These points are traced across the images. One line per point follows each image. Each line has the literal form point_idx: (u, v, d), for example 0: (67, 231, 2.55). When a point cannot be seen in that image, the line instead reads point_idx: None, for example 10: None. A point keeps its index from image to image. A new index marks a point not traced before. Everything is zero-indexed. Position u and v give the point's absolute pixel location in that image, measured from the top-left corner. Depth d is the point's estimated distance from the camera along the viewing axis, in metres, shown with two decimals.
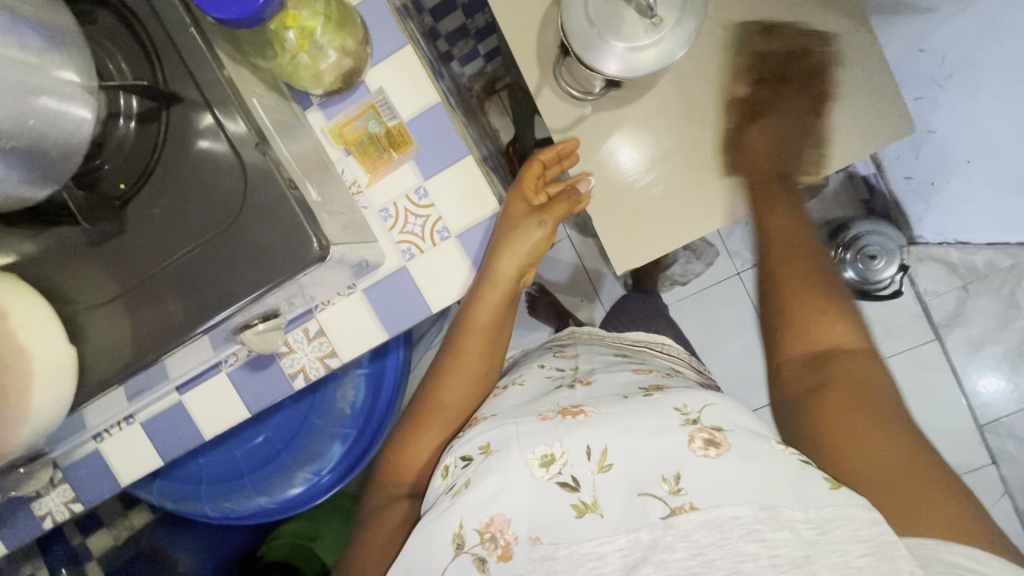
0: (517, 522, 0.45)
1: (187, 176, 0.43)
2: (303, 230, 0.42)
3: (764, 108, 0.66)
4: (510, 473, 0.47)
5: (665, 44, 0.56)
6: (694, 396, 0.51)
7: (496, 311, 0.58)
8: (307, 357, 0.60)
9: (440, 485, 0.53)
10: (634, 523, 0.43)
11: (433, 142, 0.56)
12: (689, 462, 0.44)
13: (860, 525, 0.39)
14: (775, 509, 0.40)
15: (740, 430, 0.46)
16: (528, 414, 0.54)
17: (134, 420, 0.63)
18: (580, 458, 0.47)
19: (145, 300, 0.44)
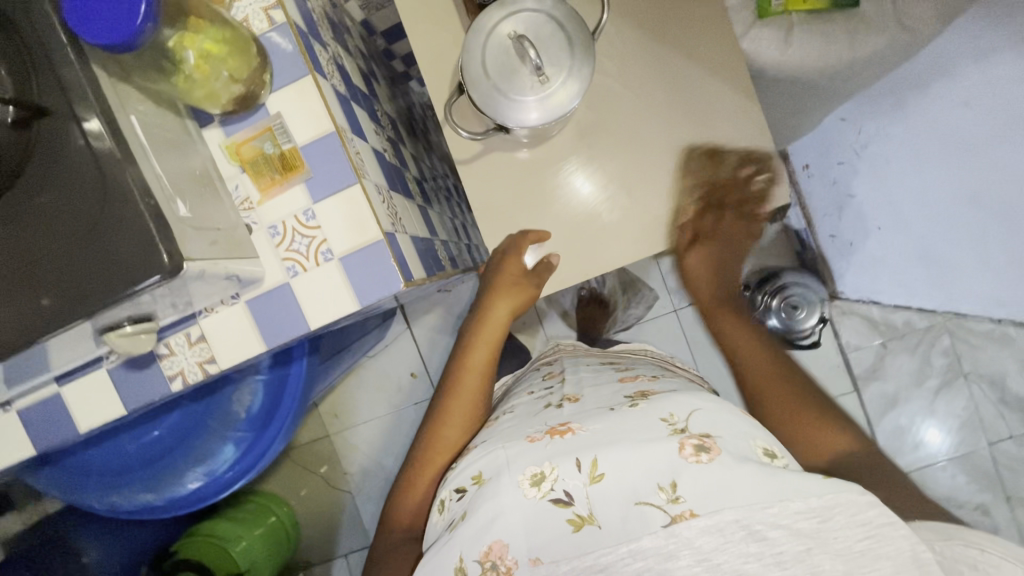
0: (515, 547, 0.52)
1: (50, 183, 0.45)
2: (155, 245, 0.44)
3: (676, 166, 0.72)
4: (503, 498, 0.55)
5: (550, 100, 0.61)
6: (679, 406, 0.60)
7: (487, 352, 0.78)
8: (186, 361, 0.62)
9: (440, 519, 0.62)
10: (636, 531, 0.49)
11: (324, 168, 0.59)
12: (682, 468, 0.52)
13: (859, 510, 0.48)
14: (781, 505, 0.48)
15: (724, 434, 0.56)
16: (517, 437, 0.62)
17: (11, 408, 0.63)
18: (570, 472, 0.54)
19: (2, 297, 0.46)
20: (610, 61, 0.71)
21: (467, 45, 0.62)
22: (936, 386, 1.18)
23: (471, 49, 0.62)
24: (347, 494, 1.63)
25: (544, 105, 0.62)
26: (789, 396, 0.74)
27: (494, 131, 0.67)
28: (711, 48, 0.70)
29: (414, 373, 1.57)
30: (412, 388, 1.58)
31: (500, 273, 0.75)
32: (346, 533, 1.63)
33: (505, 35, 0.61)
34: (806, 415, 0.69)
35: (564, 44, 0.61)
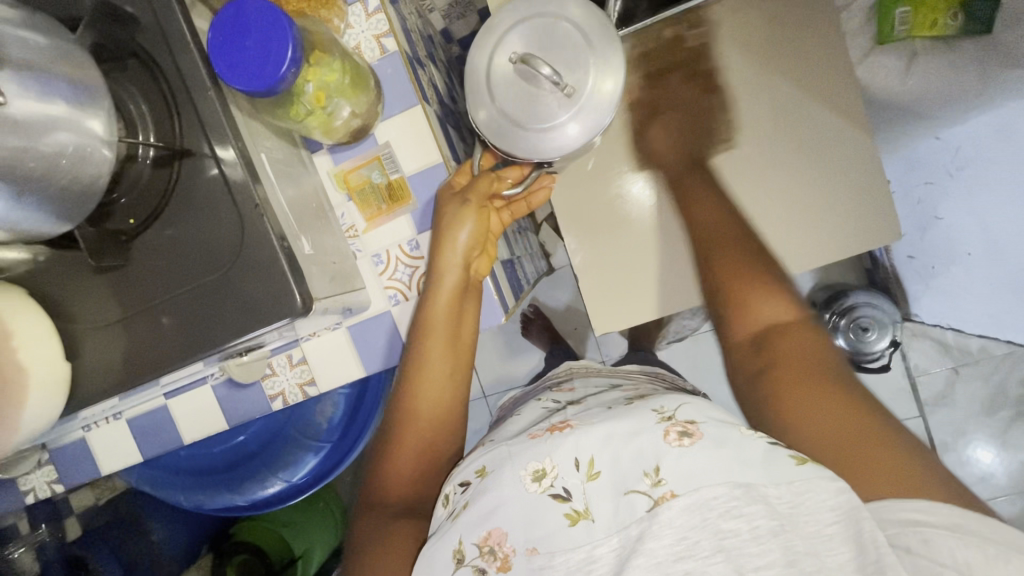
0: (513, 536, 0.48)
1: (191, 223, 0.46)
2: (288, 286, 0.45)
3: (791, 191, 0.69)
4: (504, 489, 0.50)
5: (588, 111, 0.56)
6: (670, 399, 0.54)
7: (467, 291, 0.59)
8: (287, 381, 0.63)
9: (441, 512, 0.56)
10: (624, 520, 0.45)
11: (429, 199, 0.59)
12: (666, 453, 0.47)
13: (827, 495, 0.42)
14: (750, 486, 0.43)
15: (712, 421, 0.50)
16: (520, 435, 0.57)
17: (122, 417, 0.67)
18: (569, 470, 0.50)
19: (142, 329, 0.47)
20: (714, 87, 0.69)
21: (478, 74, 0.60)
22: (1008, 417, 1.21)
23: (478, 75, 0.60)
24: None
25: (585, 116, 0.56)
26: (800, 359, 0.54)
27: (535, 169, 0.62)
28: (819, 77, 0.67)
29: None
30: None
31: None
32: None
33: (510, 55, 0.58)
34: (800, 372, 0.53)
35: (581, 43, 0.57)
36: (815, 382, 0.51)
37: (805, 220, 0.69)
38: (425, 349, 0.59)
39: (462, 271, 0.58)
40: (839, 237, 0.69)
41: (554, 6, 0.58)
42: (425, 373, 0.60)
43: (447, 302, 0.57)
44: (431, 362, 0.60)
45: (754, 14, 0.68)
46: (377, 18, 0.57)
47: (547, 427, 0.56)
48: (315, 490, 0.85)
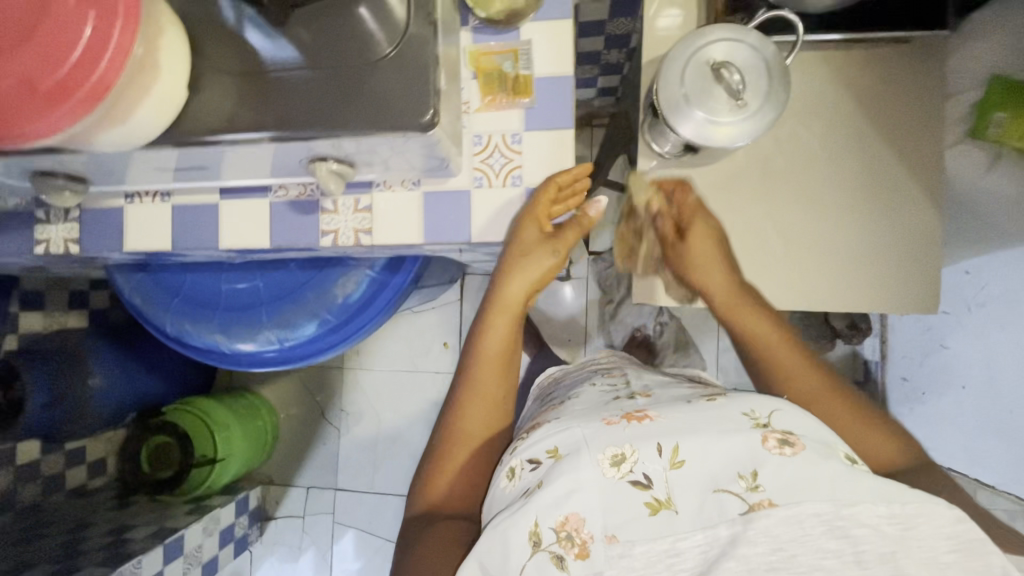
0: (592, 522, 0.49)
1: (355, 12, 0.48)
2: (425, 97, 0.47)
3: (851, 236, 0.73)
4: (581, 474, 0.51)
5: (743, 126, 0.63)
6: (761, 402, 0.55)
7: (508, 331, 0.68)
8: (345, 223, 0.64)
9: (508, 485, 0.57)
10: (713, 519, 0.47)
11: (547, 103, 0.62)
12: (765, 460, 0.48)
13: (945, 522, 0.43)
14: (856, 508, 0.44)
15: (812, 437, 0.50)
16: (592, 419, 0.58)
17: (169, 199, 0.66)
18: (650, 457, 0.51)
19: (267, 88, 0.48)
20: (817, 122, 0.73)
21: (669, 57, 0.65)
22: None
23: (676, 58, 0.65)
24: (335, 429, 1.73)
25: (723, 128, 0.63)
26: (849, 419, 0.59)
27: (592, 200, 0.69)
28: (911, 142, 0.73)
29: (448, 342, 1.68)
30: (438, 358, 1.68)
31: (524, 230, 0.62)
32: (318, 469, 1.74)
33: (706, 58, 0.64)
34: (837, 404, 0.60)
35: (764, 73, 0.63)
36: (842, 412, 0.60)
37: (854, 271, 0.74)
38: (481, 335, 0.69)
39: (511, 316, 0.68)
40: (873, 295, 0.74)
41: (743, 31, 0.64)
42: (470, 402, 0.67)
43: (498, 345, 0.68)
44: (487, 365, 0.68)
45: (878, 67, 0.72)
46: None
47: (622, 416, 0.58)
48: (300, 361, 0.84)
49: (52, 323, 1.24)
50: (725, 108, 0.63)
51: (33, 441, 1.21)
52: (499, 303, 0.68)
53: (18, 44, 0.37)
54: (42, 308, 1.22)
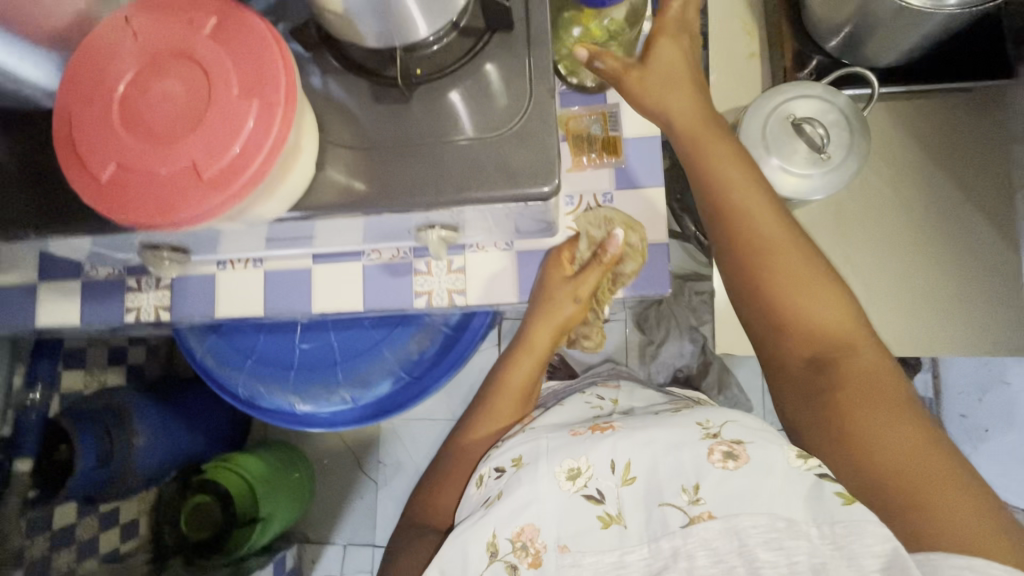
0: (546, 532, 0.53)
1: (477, 88, 0.50)
2: (549, 167, 0.48)
3: (930, 278, 0.73)
4: (539, 486, 0.55)
5: (828, 177, 0.65)
6: (717, 414, 0.58)
7: (529, 373, 0.76)
8: (439, 284, 0.64)
9: (475, 494, 0.62)
10: (655, 532, 0.51)
11: (637, 162, 0.64)
12: (707, 473, 0.51)
13: (873, 540, 0.44)
14: (792, 521, 0.47)
15: (759, 441, 0.52)
16: (559, 431, 0.62)
17: (261, 265, 0.67)
18: (603, 472, 0.55)
19: (389, 161, 0.50)
20: (886, 168, 0.75)
21: (750, 112, 0.67)
22: None
23: (756, 112, 0.67)
24: (372, 482, 1.69)
25: (806, 180, 0.65)
26: (875, 395, 0.53)
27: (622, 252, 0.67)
28: (983, 185, 0.73)
29: None
30: None
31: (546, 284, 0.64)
32: (354, 524, 1.69)
33: (788, 114, 0.65)
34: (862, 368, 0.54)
35: (845, 126, 0.65)
36: (887, 415, 0.52)
37: (938, 313, 0.73)
38: (507, 369, 0.77)
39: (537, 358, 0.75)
40: (961, 338, 0.73)
41: (822, 87, 0.66)
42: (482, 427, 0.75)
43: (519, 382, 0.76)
44: (506, 395, 0.76)
45: (945, 114, 0.74)
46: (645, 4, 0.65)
47: (588, 427, 0.62)
48: (373, 420, 0.83)
49: (92, 382, 1.23)
50: (809, 161, 0.65)
51: (69, 505, 1.13)
52: (525, 344, 0.75)
53: (189, 134, 0.39)
54: (83, 367, 1.21)
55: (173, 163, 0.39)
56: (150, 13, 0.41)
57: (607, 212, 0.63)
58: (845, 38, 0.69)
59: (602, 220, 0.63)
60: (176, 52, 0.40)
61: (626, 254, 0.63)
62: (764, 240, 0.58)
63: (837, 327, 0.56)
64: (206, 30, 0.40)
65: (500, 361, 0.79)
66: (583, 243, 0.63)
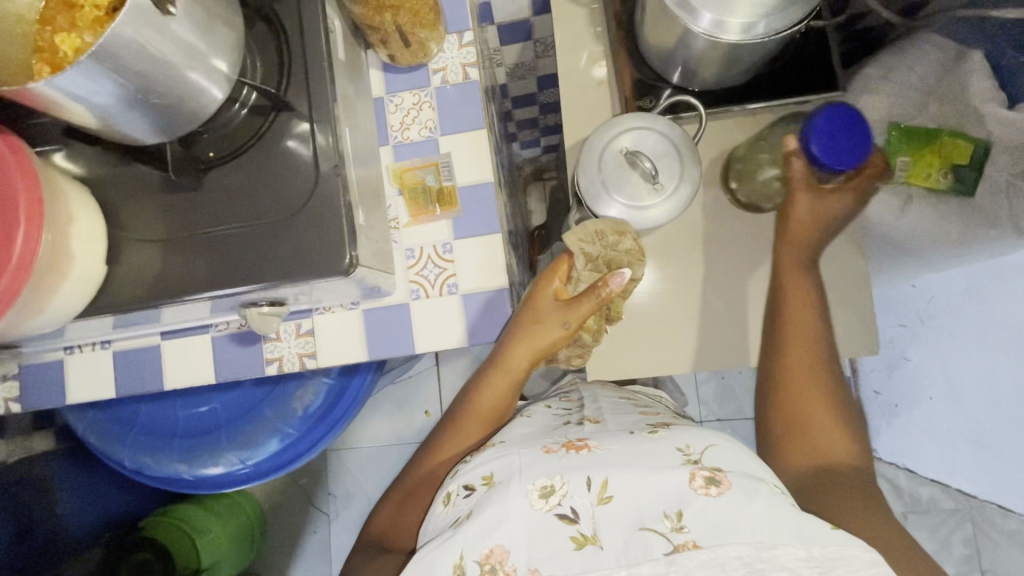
0: (516, 555, 0.49)
1: (268, 167, 0.49)
2: (341, 245, 0.48)
3: None
4: (510, 505, 0.51)
5: (665, 206, 0.65)
6: (696, 437, 0.55)
7: (502, 395, 0.70)
8: (289, 349, 0.64)
9: (443, 512, 0.58)
10: (636, 557, 0.47)
11: (473, 210, 0.64)
12: (691, 501, 0.48)
13: (861, 564, 0.44)
14: (774, 549, 0.45)
15: (740, 471, 0.50)
16: (534, 445, 0.58)
17: (110, 346, 0.66)
18: (580, 490, 0.51)
19: (182, 250, 0.49)
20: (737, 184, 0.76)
21: (586, 148, 0.68)
22: None
23: (591, 149, 0.67)
24: (324, 515, 1.68)
25: (641, 211, 0.65)
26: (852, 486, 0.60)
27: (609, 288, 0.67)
28: None
29: (428, 411, 1.65)
30: (420, 427, 1.66)
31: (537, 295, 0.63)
32: (309, 559, 1.68)
33: (620, 147, 0.66)
34: (828, 433, 0.64)
35: (674, 155, 0.66)
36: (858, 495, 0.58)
37: None
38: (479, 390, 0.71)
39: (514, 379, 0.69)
40: None
41: (648, 118, 0.67)
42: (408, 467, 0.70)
43: (491, 401, 0.70)
44: (475, 418, 0.70)
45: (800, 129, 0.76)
46: (468, 50, 0.65)
47: (563, 443, 0.58)
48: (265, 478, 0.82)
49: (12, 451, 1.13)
50: (643, 192, 0.65)
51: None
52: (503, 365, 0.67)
53: None
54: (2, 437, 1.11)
55: None
56: None
57: (595, 227, 0.67)
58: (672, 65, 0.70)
59: (592, 233, 0.68)
60: None
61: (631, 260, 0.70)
62: (800, 329, 0.69)
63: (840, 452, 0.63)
64: None
65: (474, 377, 0.72)
66: (580, 260, 0.64)
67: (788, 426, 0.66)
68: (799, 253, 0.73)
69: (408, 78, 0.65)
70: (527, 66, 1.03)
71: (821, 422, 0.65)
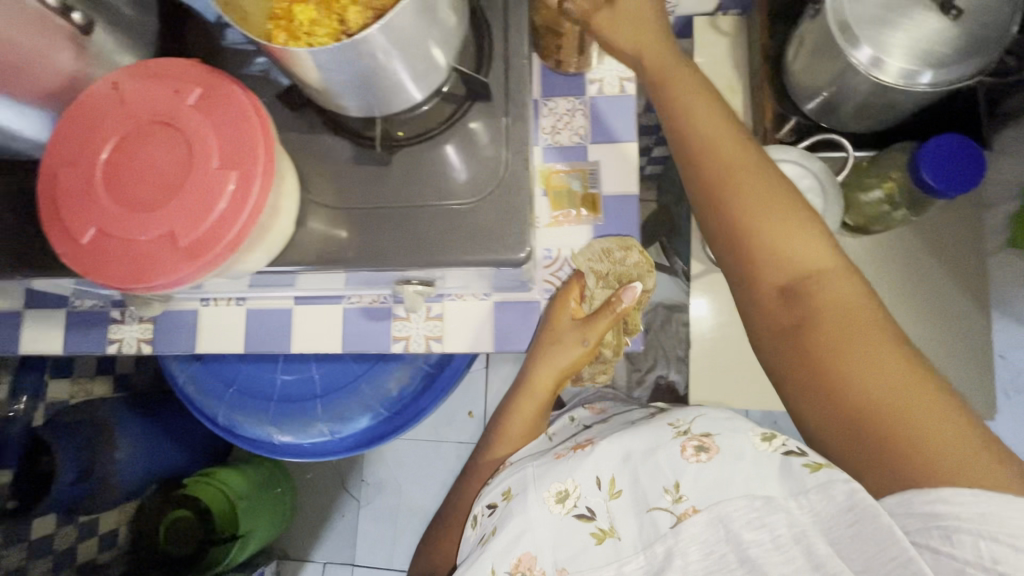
0: (542, 559, 0.51)
1: (457, 151, 0.51)
2: (521, 234, 0.49)
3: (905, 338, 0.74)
4: (529, 514, 0.53)
5: None
6: (687, 410, 0.53)
7: (532, 419, 0.70)
8: (416, 331, 0.66)
9: (473, 535, 0.60)
10: (649, 539, 0.47)
11: (615, 220, 0.65)
12: (684, 471, 0.47)
13: (837, 495, 0.40)
14: (770, 498, 0.43)
15: (727, 428, 0.48)
16: (544, 455, 0.60)
17: (244, 303, 0.68)
18: (590, 490, 0.52)
19: (364, 221, 0.51)
20: None
21: None
22: None
23: None
24: (355, 500, 1.69)
25: None
26: (840, 330, 0.42)
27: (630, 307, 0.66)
28: (959, 251, 0.74)
29: (471, 412, 1.66)
30: (461, 426, 1.66)
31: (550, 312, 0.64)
32: (335, 541, 1.68)
33: None
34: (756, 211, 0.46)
35: (818, 192, 0.66)
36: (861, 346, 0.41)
37: None
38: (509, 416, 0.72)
39: (540, 400, 0.69)
40: None
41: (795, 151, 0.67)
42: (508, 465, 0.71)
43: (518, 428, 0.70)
44: (509, 443, 0.70)
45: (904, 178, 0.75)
46: None
47: (571, 446, 0.59)
48: (350, 454, 0.83)
49: (76, 391, 1.21)
50: None
51: (46, 518, 1.12)
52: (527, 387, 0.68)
53: (165, 202, 0.40)
54: (70, 376, 1.19)
55: (153, 229, 0.40)
56: (140, 80, 0.42)
57: (601, 244, 0.64)
58: (824, 105, 0.71)
59: (600, 252, 0.64)
60: (159, 119, 0.42)
61: (640, 275, 0.65)
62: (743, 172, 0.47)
63: (804, 253, 0.45)
64: (190, 102, 0.42)
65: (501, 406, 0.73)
66: (590, 280, 0.65)
67: (789, 283, 0.45)
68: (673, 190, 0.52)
69: (566, 85, 0.67)
70: None
71: (778, 222, 0.46)
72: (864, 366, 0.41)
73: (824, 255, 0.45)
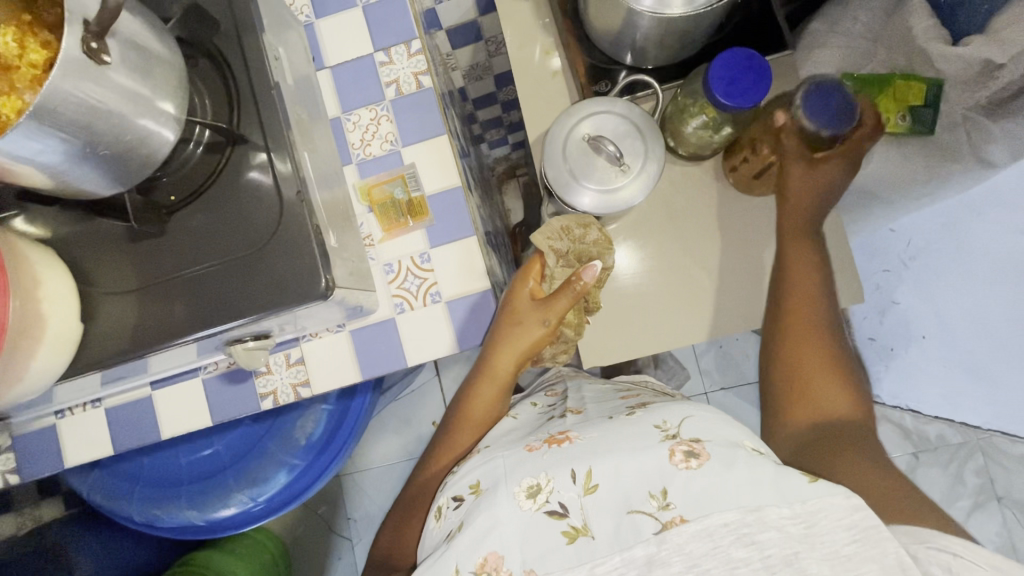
0: (511, 558, 0.47)
1: (231, 200, 0.49)
2: (316, 270, 0.47)
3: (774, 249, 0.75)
4: (498, 511, 0.50)
5: (633, 186, 0.64)
6: (672, 413, 0.55)
7: (492, 401, 0.69)
8: (281, 381, 0.64)
9: (434, 528, 0.56)
10: (628, 541, 0.45)
11: (445, 217, 0.64)
12: (674, 477, 0.47)
13: (842, 512, 0.42)
14: (760, 510, 0.43)
15: (719, 440, 0.50)
16: (516, 446, 0.57)
17: (101, 404, 0.65)
18: (565, 484, 0.50)
19: (155, 297, 0.48)
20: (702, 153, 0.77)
21: (550, 133, 0.67)
22: (967, 507, 1.15)
23: (554, 139, 0.67)
24: (347, 540, 1.66)
25: (604, 195, 0.65)
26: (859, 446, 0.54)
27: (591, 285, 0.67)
28: None
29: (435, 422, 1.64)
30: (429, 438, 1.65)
31: (512, 296, 0.65)
32: None
33: (582, 133, 0.66)
34: (821, 373, 0.61)
35: (637, 135, 0.65)
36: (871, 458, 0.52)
37: None
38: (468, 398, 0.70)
39: (500, 384, 0.68)
40: None
41: (605, 102, 0.67)
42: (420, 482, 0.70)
43: (478, 416, 0.69)
44: (466, 426, 0.69)
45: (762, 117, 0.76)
46: (417, 58, 0.65)
47: (544, 439, 0.57)
48: (278, 512, 0.82)
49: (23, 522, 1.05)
50: (608, 175, 0.65)
51: None
52: (487, 371, 0.67)
53: None
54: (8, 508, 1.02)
55: None
56: None
57: (560, 223, 0.67)
58: (624, 45, 0.70)
59: (559, 230, 0.67)
60: None
61: (600, 252, 0.68)
62: (806, 308, 0.65)
63: (846, 412, 0.59)
64: None
65: (461, 389, 0.72)
66: (551, 258, 0.68)
67: (792, 383, 0.62)
68: (793, 231, 0.71)
69: (363, 95, 0.65)
70: (482, 66, 1.03)
71: (820, 371, 0.61)
72: (871, 470, 0.51)
73: (855, 410, 0.59)
